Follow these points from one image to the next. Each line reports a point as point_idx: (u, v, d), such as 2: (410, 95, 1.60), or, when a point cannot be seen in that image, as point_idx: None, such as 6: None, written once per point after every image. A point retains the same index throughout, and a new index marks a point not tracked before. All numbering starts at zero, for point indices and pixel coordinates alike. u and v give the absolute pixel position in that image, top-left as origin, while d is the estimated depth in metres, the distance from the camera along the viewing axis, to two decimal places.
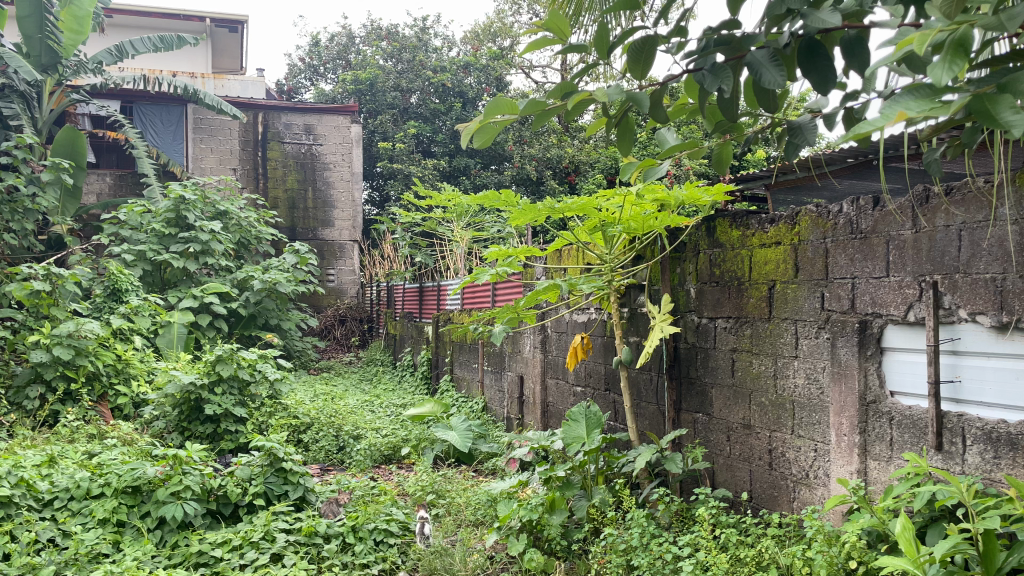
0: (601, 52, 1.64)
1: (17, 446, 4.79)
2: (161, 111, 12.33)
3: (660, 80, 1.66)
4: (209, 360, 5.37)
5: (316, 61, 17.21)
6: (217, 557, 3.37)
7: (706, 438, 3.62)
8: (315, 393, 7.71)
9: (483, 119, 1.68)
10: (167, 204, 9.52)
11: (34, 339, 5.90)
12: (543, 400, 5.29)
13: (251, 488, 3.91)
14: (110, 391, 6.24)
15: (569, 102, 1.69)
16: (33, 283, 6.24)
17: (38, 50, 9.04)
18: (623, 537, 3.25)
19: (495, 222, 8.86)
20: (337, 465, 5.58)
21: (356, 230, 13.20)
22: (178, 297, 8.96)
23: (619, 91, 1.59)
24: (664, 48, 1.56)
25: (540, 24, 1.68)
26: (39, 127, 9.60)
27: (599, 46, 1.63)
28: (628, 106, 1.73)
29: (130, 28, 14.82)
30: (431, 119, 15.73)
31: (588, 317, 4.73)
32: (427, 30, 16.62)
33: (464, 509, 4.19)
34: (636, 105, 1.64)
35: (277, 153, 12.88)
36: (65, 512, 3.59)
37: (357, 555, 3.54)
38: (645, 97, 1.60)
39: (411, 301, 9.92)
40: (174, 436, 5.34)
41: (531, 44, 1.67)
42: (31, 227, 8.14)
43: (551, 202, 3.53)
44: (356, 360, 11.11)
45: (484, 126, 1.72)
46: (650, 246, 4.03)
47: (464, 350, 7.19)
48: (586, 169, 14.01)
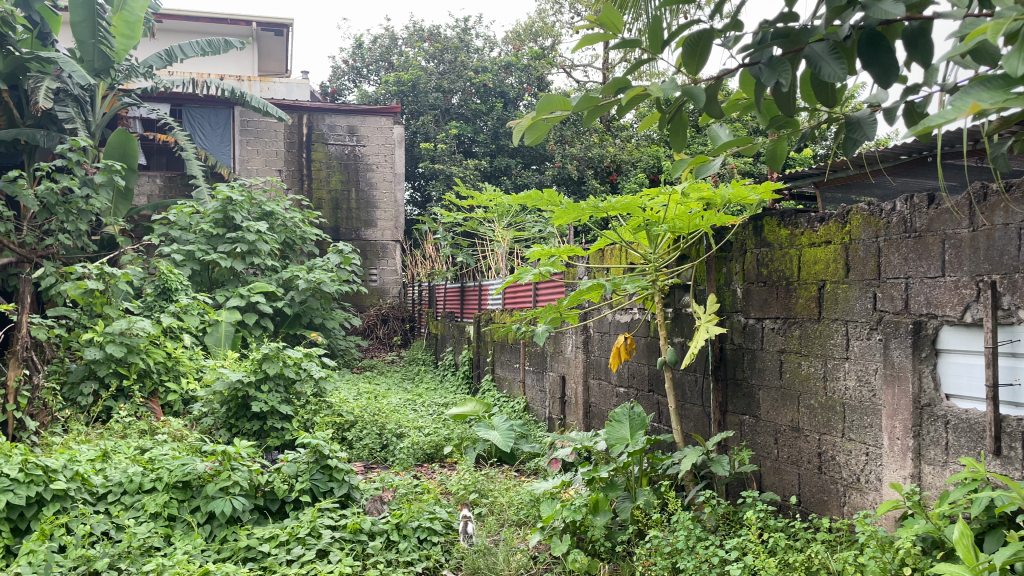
0: (654, 46, 1.62)
1: (72, 441, 4.94)
2: (209, 114, 12.58)
3: (715, 74, 1.63)
4: (256, 359, 5.49)
5: (360, 63, 17.42)
6: (265, 553, 3.43)
7: (753, 440, 3.57)
8: (358, 391, 7.79)
9: (535, 116, 1.67)
10: (215, 205, 9.69)
11: (88, 336, 6.07)
12: (586, 400, 5.27)
13: (298, 484, 3.95)
14: (160, 388, 6.39)
15: (623, 97, 1.67)
16: (87, 283, 6.41)
17: (91, 55, 9.28)
18: (668, 539, 3.21)
19: (536, 222, 8.85)
20: (381, 463, 5.63)
21: (398, 230, 13.30)
22: (225, 296, 9.13)
23: (674, 85, 1.56)
24: (718, 37, 1.53)
25: (593, 19, 1.67)
26: (93, 130, 9.84)
27: (652, 39, 1.61)
28: (682, 102, 1.70)
29: (179, 33, 15.17)
30: (473, 119, 15.78)
31: (632, 317, 4.69)
32: (468, 31, 16.70)
33: (507, 509, 4.19)
34: (691, 99, 1.62)
35: (322, 155, 13.04)
36: (118, 505, 3.68)
37: (402, 552, 3.56)
38: (700, 92, 1.57)
39: (452, 301, 9.96)
40: (222, 433, 5.46)
41: (584, 39, 1.66)
42: (85, 228, 8.34)
43: (595, 201, 3.51)
44: (398, 359, 11.20)
45: (535, 122, 1.71)
46: (695, 245, 3.98)
47: (506, 350, 7.19)
48: (628, 169, 13.93)
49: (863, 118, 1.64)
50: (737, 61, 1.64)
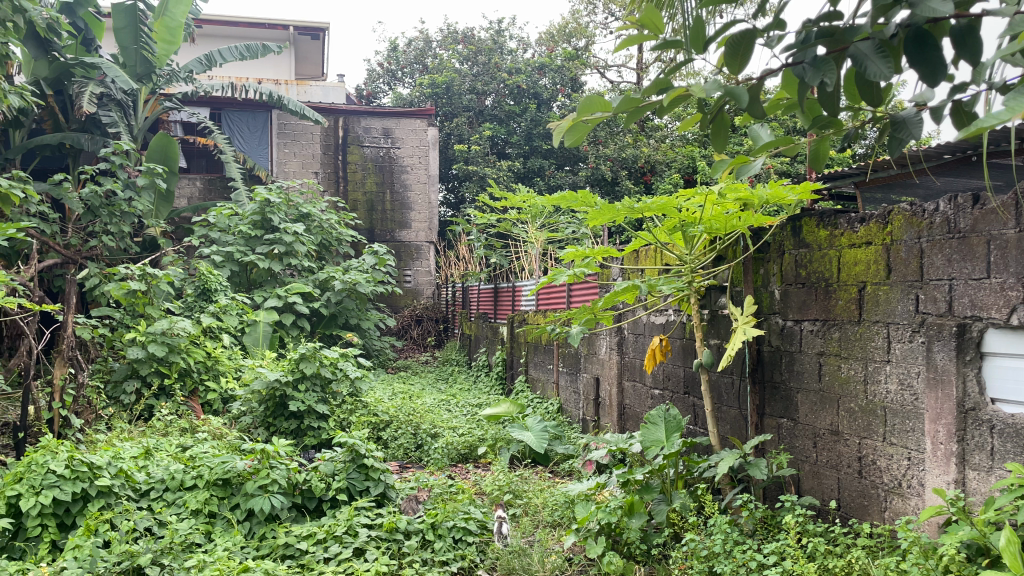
0: (696, 47, 1.62)
1: (116, 438, 5.06)
2: (247, 117, 12.78)
3: (757, 75, 1.61)
4: (294, 358, 5.59)
5: (395, 65, 17.56)
6: (303, 550, 3.48)
7: (791, 444, 3.52)
8: (393, 391, 7.86)
9: (576, 118, 1.68)
10: (253, 207, 9.83)
11: (131, 336, 6.20)
12: (620, 402, 5.25)
13: (335, 483, 3.99)
14: (201, 387, 6.51)
15: (664, 99, 1.67)
16: (130, 283, 6.54)
17: (133, 61, 9.51)
18: (704, 543, 3.19)
19: (570, 223, 8.84)
20: (416, 463, 5.67)
21: (432, 232, 13.37)
22: (263, 297, 9.27)
23: (717, 86, 1.55)
24: (761, 36, 1.52)
25: (634, 19, 1.68)
26: (135, 134, 10.04)
27: (694, 41, 1.61)
28: (724, 102, 1.69)
29: (219, 38, 15.43)
30: (506, 121, 15.82)
31: (667, 319, 4.67)
32: (502, 33, 16.74)
33: (542, 510, 4.19)
34: (733, 99, 1.60)
35: (357, 157, 13.16)
36: (160, 502, 3.77)
37: (437, 552, 3.58)
38: (743, 92, 1.56)
39: (485, 302, 9.99)
40: (260, 431, 5.55)
41: (624, 40, 1.66)
42: (128, 230, 8.50)
43: (630, 202, 3.49)
44: (432, 360, 11.26)
45: (575, 123, 1.71)
46: (731, 246, 3.94)
47: (539, 351, 7.19)
48: (663, 169, 13.86)
49: (908, 117, 1.61)
50: (779, 62, 1.62)
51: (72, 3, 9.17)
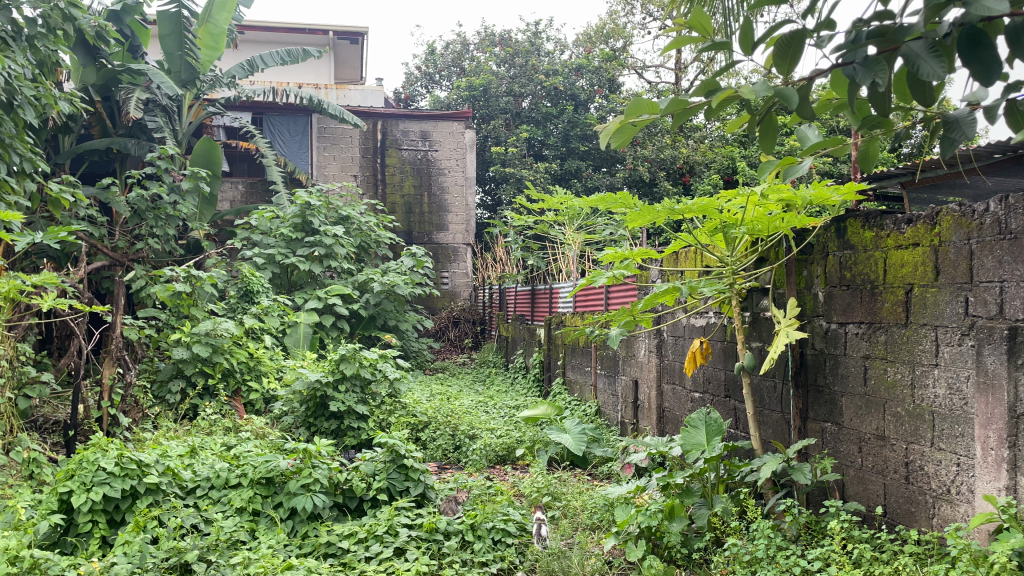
0: (745, 48, 1.62)
1: (162, 436, 5.17)
2: (289, 121, 12.96)
3: (807, 75, 1.60)
4: (334, 359, 5.67)
5: (432, 69, 17.67)
6: (345, 549, 3.52)
7: (836, 448, 3.47)
8: (430, 392, 7.91)
9: (623, 119, 1.71)
10: (294, 210, 9.97)
11: (177, 337, 6.33)
12: (659, 405, 5.21)
13: (375, 483, 4.03)
14: (243, 387, 6.61)
15: (713, 100, 1.68)
16: (175, 285, 6.66)
17: (178, 67, 9.71)
18: (747, 548, 3.15)
19: (607, 225, 8.79)
20: (454, 464, 5.69)
21: (469, 234, 13.42)
22: (304, 298, 9.39)
23: (766, 87, 1.56)
24: (812, 36, 1.50)
25: (684, 23, 1.76)
26: (179, 139, 10.23)
27: (743, 42, 1.62)
28: (774, 102, 1.69)
29: (260, 44, 15.68)
30: (544, 122, 15.81)
31: (707, 322, 4.63)
32: (539, 35, 16.73)
33: (580, 512, 4.18)
34: (782, 100, 1.60)
35: (395, 160, 13.28)
36: (206, 500, 3.85)
37: (477, 553, 3.60)
38: (793, 93, 1.56)
39: (523, 303, 9.99)
40: (302, 431, 5.63)
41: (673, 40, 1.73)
42: (173, 233, 8.65)
43: (671, 202, 3.47)
44: (469, 361, 11.30)
45: (623, 125, 1.75)
46: (774, 248, 3.89)
47: (577, 353, 7.17)
48: (702, 169, 13.75)
49: (961, 117, 1.58)
50: (829, 61, 1.61)
51: (120, 11, 9.34)
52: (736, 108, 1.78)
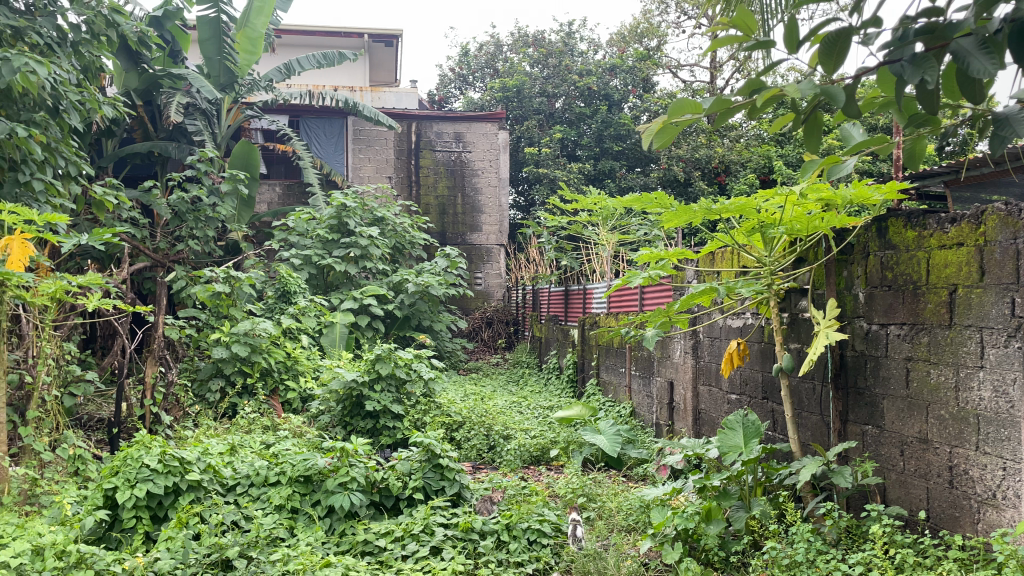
0: (790, 47, 1.61)
1: (203, 434, 5.26)
2: (325, 124, 13.10)
3: (854, 74, 1.58)
4: (370, 359, 5.75)
5: (466, 70, 17.74)
6: (381, 547, 3.55)
7: (877, 452, 3.41)
8: (464, 393, 7.94)
9: (666, 120, 1.70)
10: (330, 211, 10.08)
11: (216, 337, 6.43)
12: (695, 407, 5.18)
13: (411, 482, 4.06)
14: (281, 386, 6.69)
15: (759, 99, 1.67)
16: (214, 285, 6.78)
17: (217, 71, 9.88)
18: (786, 551, 3.11)
19: (642, 225, 8.74)
20: (488, 464, 5.70)
21: (502, 235, 13.44)
22: (340, 299, 9.49)
23: (812, 87, 1.54)
24: (859, 34, 1.48)
25: (727, 21, 1.72)
26: (218, 142, 10.40)
27: (788, 41, 1.60)
28: (820, 101, 1.67)
29: (297, 47, 15.87)
30: (577, 123, 15.79)
31: (744, 323, 4.58)
32: (573, 35, 16.71)
33: (616, 513, 4.16)
34: (829, 100, 1.58)
35: (429, 161, 13.37)
36: (246, 497, 3.91)
37: (512, 553, 3.61)
38: (839, 91, 1.53)
39: (556, 304, 9.99)
40: (338, 430, 5.70)
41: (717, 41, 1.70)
42: (212, 234, 8.78)
43: (708, 202, 3.44)
44: (502, 362, 11.32)
45: (665, 125, 1.74)
46: (813, 248, 3.84)
47: (611, 354, 7.15)
48: (738, 169, 13.60)
49: (1013, 114, 1.54)
50: (876, 59, 1.58)
51: (161, 17, 9.55)
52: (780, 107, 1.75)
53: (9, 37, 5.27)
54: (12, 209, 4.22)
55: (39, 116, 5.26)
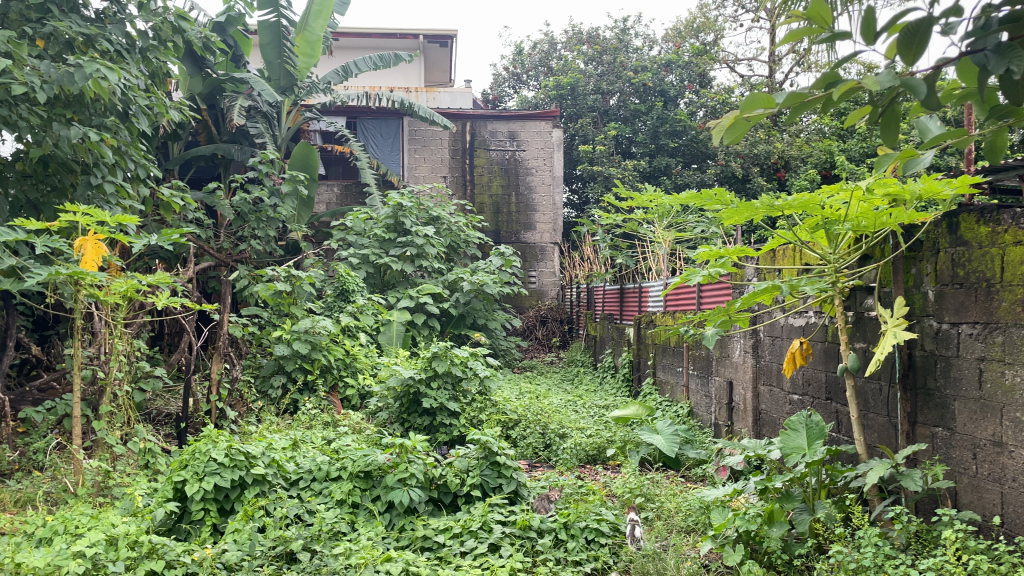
0: (868, 38, 1.56)
1: (266, 429, 5.40)
2: (381, 125, 13.26)
3: (934, 65, 1.54)
4: (426, 357, 5.83)
5: (520, 69, 17.73)
6: (440, 543, 3.59)
7: (948, 454, 3.30)
8: (520, 391, 7.95)
9: (738, 114, 1.68)
10: (386, 211, 10.22)
11: (278, 334, 6.58)
12: (755, 407, 5.09)
13: (469, 479, 4.08)
14: (341, 383, 6.79)
15: (835, 92, 1.64)
16: (277, 284, 6.93)
17: (278, 74, 10.11)
18: (853, 555, 3.05)
19: (699, 222, 8.63)
20: (545, 462, 5.69)
21: (557, 233, 13.41)
22: (397, 297, 9.61)
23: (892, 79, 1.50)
24: (947, 25, 1.43)
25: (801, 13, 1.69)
26: (279, 144, 10.63)
27: (865, 32, 1.56)
28: (899, 93, 1.62)
29: (354, 50, 16.11)
30: (632, 120, 15.65)
31: (807, 321, 4.48)
32: (628, 31, 16.58)
33: (675, 514, 4.12)
34: (909, 92, 1.54)
35: (484, 160, 13.42)
36: (309, 491, 4.00)
37: (570, 552, 3.60)
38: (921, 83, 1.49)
39: (611, 303, 9.91)
40: (396, 426, 5.78)
41: (791, 33, 1.68)
42: (274, 234, 8.97)
43: (770, 199, 3.39)
44: (557, 361, 11.33)
45: (736, 121, 1.73)
46: (880, 244, 3.74)
47: (668, 353, 7.07)
48: (798, 164, 13.32)
49: None
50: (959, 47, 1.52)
51: (224, 23, 9.81)
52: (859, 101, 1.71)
53: (81, 44, 5.47)
54: (86, 211, 4.39)
55: (110, 121, 5.45)
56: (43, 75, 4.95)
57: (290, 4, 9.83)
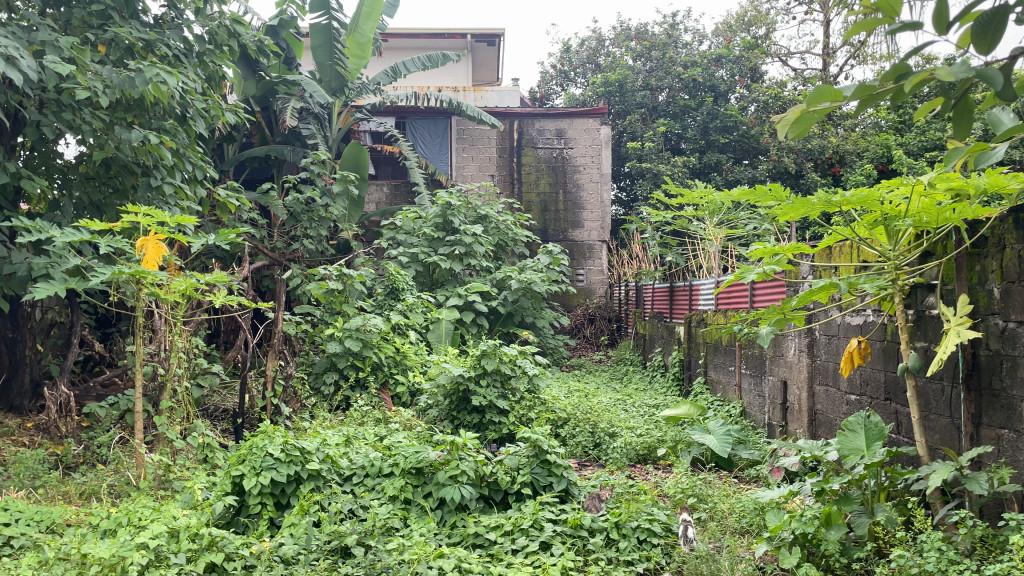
0: (940, 29, 1.58)
1: (320, 426, 5.49)
2: (430, 124, 13.36)
3: (1012, 53, 1.52)
4: (475, 355, 5.84)
5: (567, 66, 17.65)
6: (492, 540, 3.62)
7: (1014, 457, 3.18)
8: (569, 390, 7.92)
9: (805, 108, 1.74)
10: (435, 210, 10.30)
11: (331, 332, 6.67)
12: (811, 407, 5.00)
13: (519, 477, 4.09)
14: (391, 380, 6.86)
15: (906, 84, 1.65)
16: (328, 283, 7.03)
17: (329, 76, 10.23)
18: (915, 560, 2.97)
19: (750, 219, 8.46)
20: (595, 462, 5.65)
21: (605, 230, 13.35)
22: (445, 296, 9.66)
23: (966, 69, 1.50)
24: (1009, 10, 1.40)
25: (871, 5, 1.70)
26: (330, 145, 10.79)
27: (937, 23, 1.58)
28: (972, 84, 1.60)
29: (403, 50, 16.27)
30: (681, 116, 15.47)
31: (865, 320, 4.38)
32: (677, 26, 16.41)
33: (729, 515, 4.06)
34: (985, 83, 1.52)
35: (532, 158, 13.42)
36: (362, 487, 4.05)
37: (622, 551, 3.58)
38: (997, 74, 1.47)
39: (661, 301, 9.81)
40: (446, 424, 5.82)
41: (860, 26, 1.69)
42: (326, 233, 9.12)
43: (828, 194, 3.32)
44: (606, 359, 11.28)
45: (803, 115, 1.78)
46: (942, 241, 3.63)
47: (720, 352, 6.98)
48: (853, 159, 12.99)
49: None
50: None
51: (277, 26, 9.99)
52: (932, 89, 1.67)
53: (140, 49, 5.63)
54: (146, 211, 4.50)
55: (169, 124, 5.60)
56: (105, 80, 5.10)
57: (341, 6, 9.97)
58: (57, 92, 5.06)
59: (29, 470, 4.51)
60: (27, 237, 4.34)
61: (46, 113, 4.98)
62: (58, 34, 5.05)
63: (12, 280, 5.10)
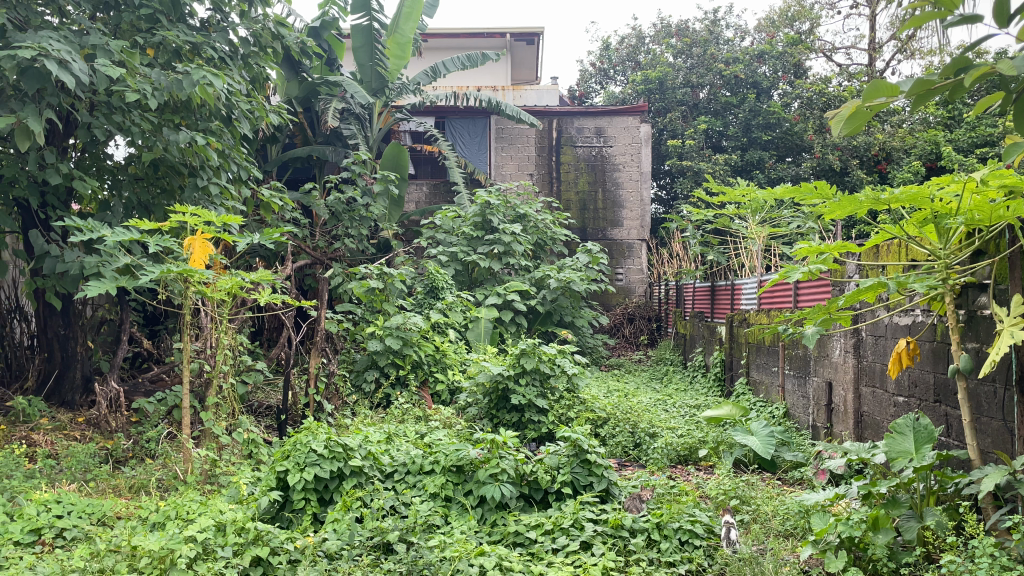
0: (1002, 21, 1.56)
1: (361, 423, 5.55)
2: (469, 123, 13.40)
3: None
4: (515, 354, 5.82)
5: (607, 64, 17.55)
6: (532, 539, 3.63)
7: None
8: (608, 389, 7.89)
9: (861, 104, 1.72)
10: (474, 209, 10.33)
11: (371, 330, 6.72)
12: (857, 409, 4.91)
13: (559, 476, 4.08)
14: (431, 378, 6.90)
15: (966, 78, 1.63)
16: (368, 281, 7.10)
17: (369, 76, 10.37)
18: (966, 565, 2.91)
19: (794, 217, 8.30)
20: (635, 462, 5.62)
21: (644, 230, 13.25)
22: (484, 294, 9.68)
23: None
24: None
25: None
26: (371, 145, 10.89)
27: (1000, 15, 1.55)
28: None
29: (443, 50, 16.36)
30: (723, 113, 15.29)
31: (914, 320, 4.28)
32: (718, 22, 16.23)
33: (773, 517, 4.01)
34: None
35: (571, 157, 13.38)
36: (404, 483, 4.08)
37: (663, 552, 3.55)
38: None
39: (702, 300, 9.72)
40: (485, 422, 5.85)
41: (915, 21, 1.66)
42: (366, 232, 9.22)
43: (876, 191, 3.24)
44: (645, 359, 11.21)
45: (857, 111, 1.75)
46: (995, 240, 3.54)
47: (763, 352, 6.88)
48: (900, 156, 12.75)
49: None
50: None
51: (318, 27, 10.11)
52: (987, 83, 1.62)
53: (188, 52, 5.74)
54: (194, 211, 4.58)
55: (214, 125, 5.72)
56: (154, 83, 5.22)
57: (382, 7, 10.07)
58: (107, 95, 5.19)
59: (80, 464, 4.64)
60: (79, 237, 4.44)
61: (97, 115, 5.12)
62: (109, 38, 5.16)
63: (65, 278, 5.25)
